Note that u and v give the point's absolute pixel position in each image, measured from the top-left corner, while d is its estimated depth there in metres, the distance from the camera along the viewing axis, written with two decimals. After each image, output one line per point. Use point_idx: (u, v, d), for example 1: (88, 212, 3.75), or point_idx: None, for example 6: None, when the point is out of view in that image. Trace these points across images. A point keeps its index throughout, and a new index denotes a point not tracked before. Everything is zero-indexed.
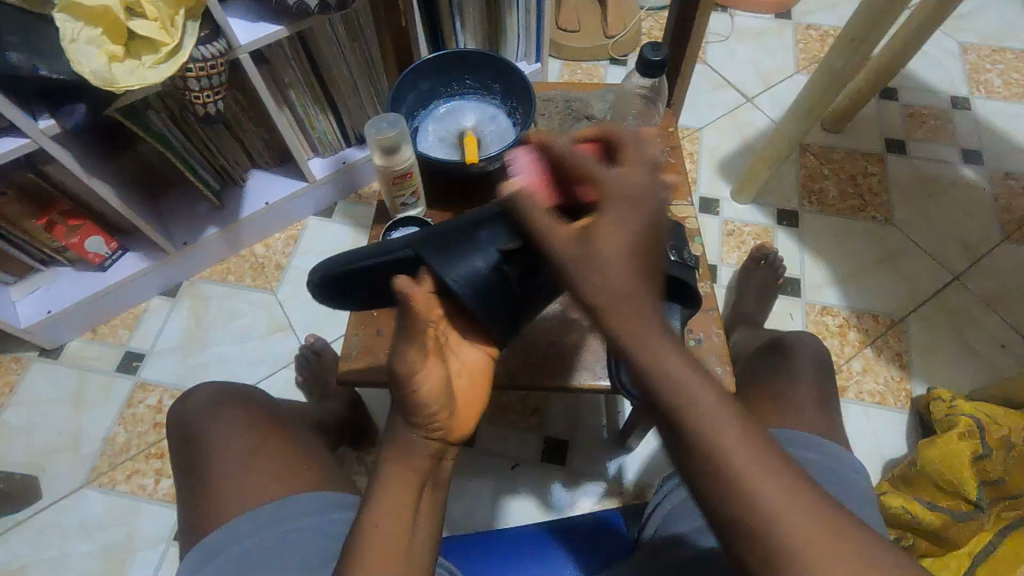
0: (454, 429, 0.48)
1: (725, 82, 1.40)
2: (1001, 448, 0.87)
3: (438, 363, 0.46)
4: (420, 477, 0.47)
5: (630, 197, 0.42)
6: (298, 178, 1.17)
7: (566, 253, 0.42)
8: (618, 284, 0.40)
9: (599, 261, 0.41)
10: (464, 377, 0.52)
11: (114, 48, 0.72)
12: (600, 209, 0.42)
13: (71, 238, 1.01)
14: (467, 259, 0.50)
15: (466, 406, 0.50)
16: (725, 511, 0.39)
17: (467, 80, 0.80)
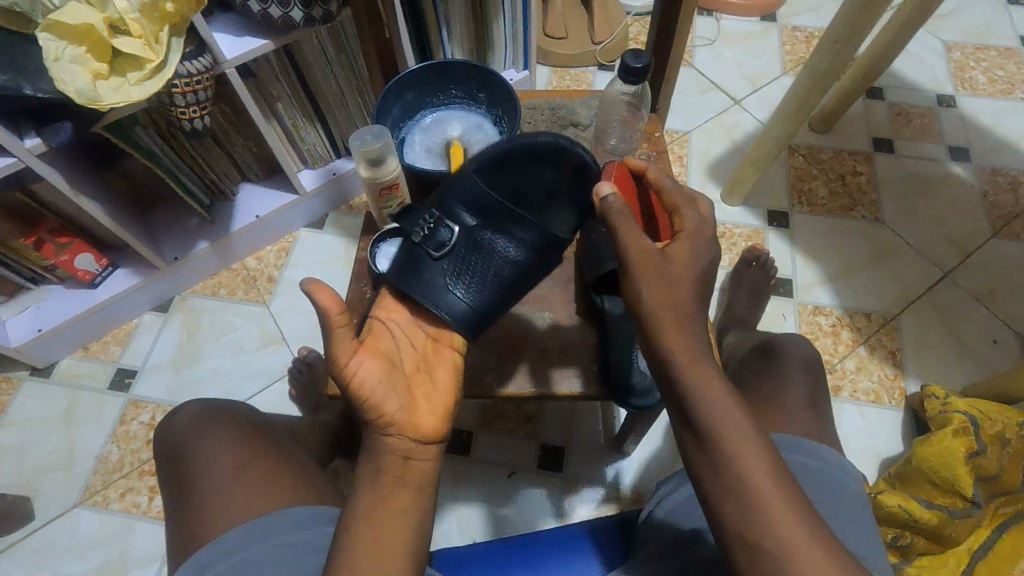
0: (417, 424, 0.50)
1: (712, 85, 1.41)
2: (996, 444, 0.87)
3: (376, 360, 0.51)
4: (394, 479, 0.48)
5: (696, 237, 0.53)
6: (288, 190, 1.17)
7: (646, 257, 0.50)
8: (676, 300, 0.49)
9: (670, 275, 0.50)
10: (424, 376, 0.54)
11: (98, 66, 0.73)
12: (676, 237, 0.53)
13: (60, 256, 1.01)
14: (425, 273, 0.56)
15: (429, 400, 0.52)
16: (744, 527, 0.43)
17: (453, 90, 0.81)
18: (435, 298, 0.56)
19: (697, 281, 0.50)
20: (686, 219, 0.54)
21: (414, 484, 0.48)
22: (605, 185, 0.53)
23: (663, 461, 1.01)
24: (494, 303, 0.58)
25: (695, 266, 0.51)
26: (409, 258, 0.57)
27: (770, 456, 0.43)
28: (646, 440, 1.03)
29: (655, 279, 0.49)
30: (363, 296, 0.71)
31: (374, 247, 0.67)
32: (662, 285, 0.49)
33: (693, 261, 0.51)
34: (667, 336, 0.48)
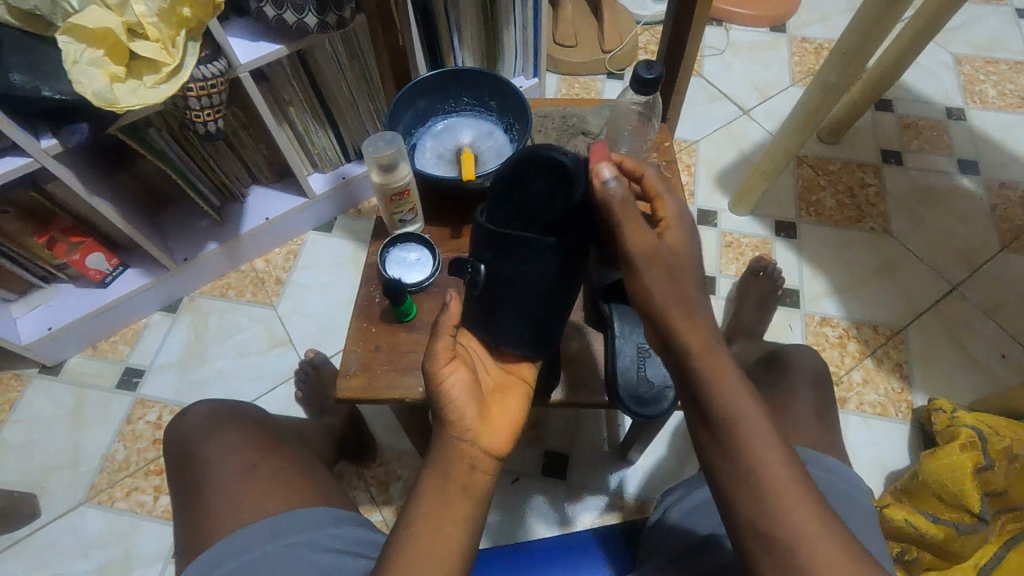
0: (489, 437, 0.50)
1: (721, 95, 1.42)
2: (1005, 460, 0.86)
3: (464, 371, 0.53)
4: (457, 484, 0.47)
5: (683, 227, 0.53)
6: (299, 194, 1.18)
7: (648, 254, 0.50)
8: (684, 299, 0.49)
9: (675, 271, 0.50)
10: (498, 398, 0.56)
11: (116, 69, 0.74)
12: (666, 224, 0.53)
13: (72, 255, 1.02)
14: (485, 319, 0.59)
15: (502, 420, 0.53)
16: (755, 526, 0.43)
17: (465, 98, 0.81)
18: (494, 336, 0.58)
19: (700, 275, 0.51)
20: (667, 206, 0.54)
21: (475, 493, 0.47)
22: (604, 165, 0.51)
23: (668, 469, 1.01)
24: (549, 328, 0.59)
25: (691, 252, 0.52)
26: (475, 310, 0.59)
27: (771, 466, 0.43)
28: (651, 448, 1.03)
29: (663, 277, 0.50)
30: (372, 299, 0.70)
31: (386, 251, 0.72)
32: (670, 286, 0.49)
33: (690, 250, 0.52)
34: (683, 330, 0.48)
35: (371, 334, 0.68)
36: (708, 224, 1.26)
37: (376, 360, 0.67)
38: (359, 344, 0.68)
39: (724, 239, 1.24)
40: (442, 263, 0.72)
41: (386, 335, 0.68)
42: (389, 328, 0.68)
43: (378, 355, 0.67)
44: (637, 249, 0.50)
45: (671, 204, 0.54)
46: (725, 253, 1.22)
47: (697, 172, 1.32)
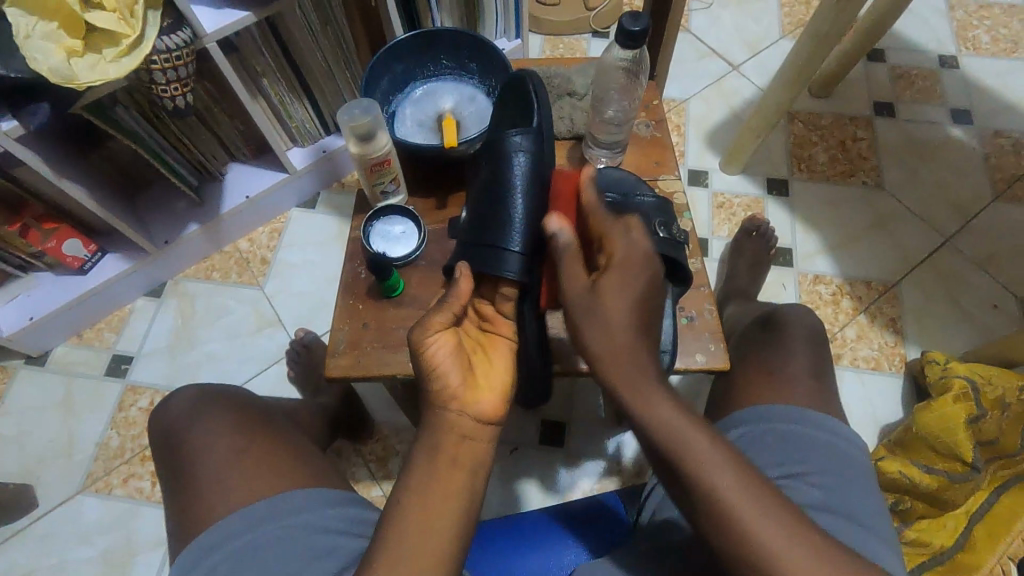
0: (476, 401, 0.49)
1: (710, 50, 1.37)
2: (997, 408, 0.88)
3: (451, 337, 0.51)
4: (447, 456, 0.47)
5: (629, 262, 0.53)
6: (278, 169, 1.15)
7: (578, 301, 0.53)
8: (619, 339, 0.50)
9: (604, 311, 0.51)
10: (482, 356, 0.53)
11: (71, 43, 0.69)
12: (609, 267, 0.53)
13: (47, 242, 0.99)
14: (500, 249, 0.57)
15: (489, 378, 0.51)
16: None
17: (442, 61, 0.77)
18: (496, 258, 0.57)
19: (640, 309, 0.51)
20: (616, 246, 0.54)
21: (466, 463, 0.47)
22: (552, 217, 0.55)
23: None
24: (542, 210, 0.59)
25: (626, 302, 0.51)
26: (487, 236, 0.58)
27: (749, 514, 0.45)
28: None
29: (591, 318, 0.51)
30: (357, 275, 0.69)
31: (369, 225, 0.70)
32: (603, 331, 0.51)
33: (631, 291, 0.51)
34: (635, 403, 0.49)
35: (359, 311, 0.67)
36: (699, 184, 1.24)
37: (365, 337, 0.65)
38: (347, 321, 0.66)
39: (716, 199, 1.22)
40: (427, 235, 0.70)
41: (374, 311, 0.66)
42: (377, 304, 0.67)
43: (366, 332, 0.66)
44: (574, 294, 0.53)
45: (619, 235, 0.55)
46: (717, 213, 1.21)
47: (687, 131, 1.29)
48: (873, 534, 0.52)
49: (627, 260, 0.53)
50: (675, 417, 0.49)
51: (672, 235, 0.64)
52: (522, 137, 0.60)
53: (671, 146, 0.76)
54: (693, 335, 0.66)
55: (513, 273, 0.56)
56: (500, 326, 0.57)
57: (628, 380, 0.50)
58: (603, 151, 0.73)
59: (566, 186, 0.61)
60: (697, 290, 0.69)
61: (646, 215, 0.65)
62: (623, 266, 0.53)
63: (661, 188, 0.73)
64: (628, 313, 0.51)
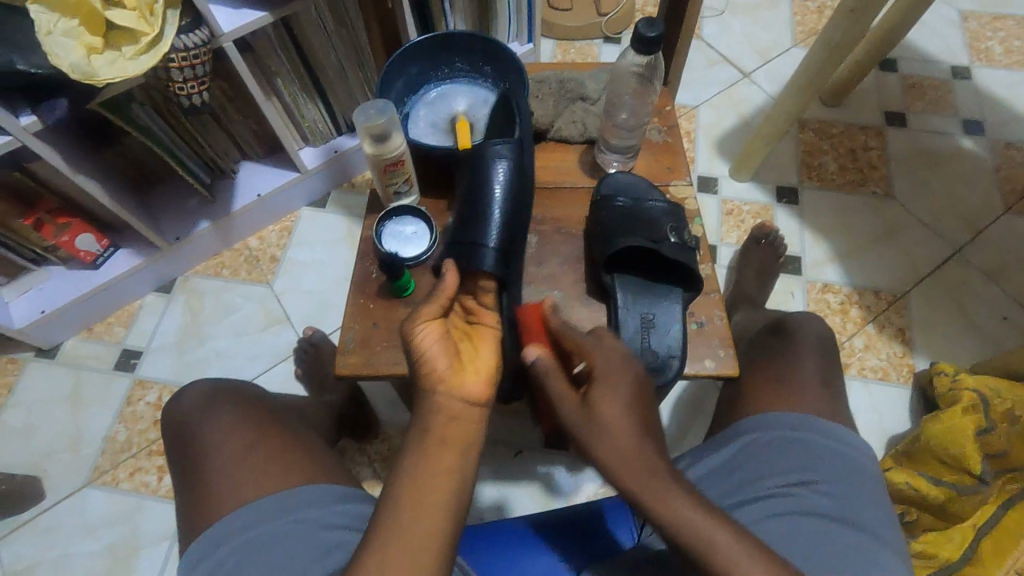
0: (463, 382, 0.49)
1: (721, 58, 1.38)
2: (1005, 421, 0.86)
3: (437, 327, 0.52)
4: (436, 438, 0.46)
5: (614, 373, 0.54)
6: (290, 168, 1.15)
7: (576, 421, 0.53)
8: (624, 446, 0.50)
9: (605, 427, 0.51)
10: (468, 345, 0.53)
11: (92, 40, 0.70)
12: (596, 380, 0.54)
13: (61, 236, 1.00)
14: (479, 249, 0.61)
15: (475, 363, 0.51)
16: None
17: (457, 63, 0.78)
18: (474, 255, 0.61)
19: (633, 415, 0.52)
20: (596, 358, 0.56)
21: (455, 443, 0.46)
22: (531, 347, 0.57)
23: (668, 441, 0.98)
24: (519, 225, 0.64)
25: (618, 405, 0.52)
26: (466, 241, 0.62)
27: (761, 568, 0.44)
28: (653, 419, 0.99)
29: (598, 434, 0.51)
30: (369, 275, 0.69)
31: (381, 224, 0.71)
32: (611, 446, 0.50)
33: (620, 395, 0.53)
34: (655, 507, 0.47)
35: (370, 310, 0.67)
36: (708, 191, 1.24)
37: (375, 336, 0.66)
38: (358, 320, 0.66)
39: (725, 206, 1.22)
40: (438, 236, 0.71)
41: (385, 311, 0.67)
42: (387, 304, 0.67)
43: (376, 330, 0.66)
44: (570, 418, 0.53)
45: (596, 343, 0.57)
46: (726, 220, 1.21)
47: (697, 138, 1.29)
48: (881, 543, 0.52)
49: (610, 366, 0.55)
50: (694, 511, 0.46)
51: (683, 241, 0.65)
52: (505, 149, 0.65)
53: (682, 151, 0.76)
54: (702, 341, 0.66)
55: (489, 266, 0.59)
56: (485, 315, 0.57)
57: (646, 485, 0.48)
58: (615, 155, 0.73)
59: (533, 318, 0.61)
60: (707, 296, 0.69)
61: (656, 220, 0.67)
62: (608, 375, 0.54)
63: (672, 194, 0.73)
64: (628, 425, 0.51)
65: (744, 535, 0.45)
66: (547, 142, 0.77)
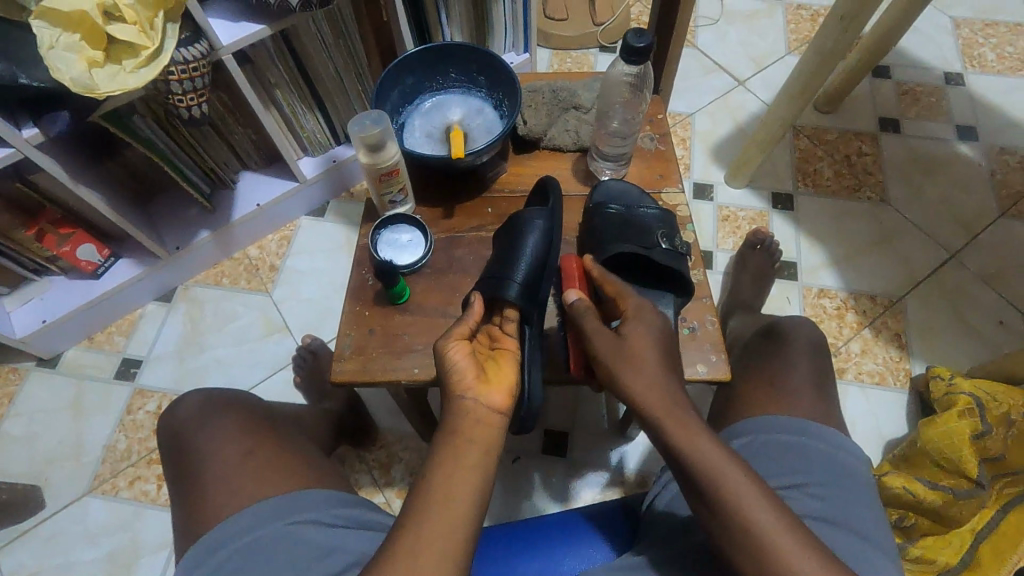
0: (489, 392, 0.52)
1: (715, 66, 1.39)
2: (1001, 425, 0.86)
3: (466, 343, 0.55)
4: (466, 437, 0.49)
5: (642, 320, 0.59)
6: (289, 178, 1.17)
7: (607, 351, 0.58)
8: (650, 380, 0.55)
9: (634, 356, 0.57)
10: (493, 362, 0.56)
11: (94, 54, 0.72)
12: (628, 321, 0.60)
13: (62, 247, 1.01)
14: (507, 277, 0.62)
15: (501, 376, 0.54)
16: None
17: (452, 74, 0.79)
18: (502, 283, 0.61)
19: (660, 356, 0.57)
20: (629, 302, 0.61)
21: (483, 442, 0.49)
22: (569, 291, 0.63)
23: None
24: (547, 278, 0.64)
25: (651, 339, 0.58)
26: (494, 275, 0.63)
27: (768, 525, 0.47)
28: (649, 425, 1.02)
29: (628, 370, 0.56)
30: (365, 282, 0.70)
31: (377, 233, 0.72)
32: (642, 378, 0.56)
33: (652, 330, 0.59)
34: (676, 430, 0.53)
35: (366, 317, 0.68)
36: (704, 197, 1.25)
37: (371, 343, 0.66)
38: (354, 328, 0.67)
39: (721, 212, 1.23)
40: (433, 244, 0.71)
41: (380, 318, 0.67)
42: (383, 311, 0.68)
43: (372, 337, 0.67)
44: (602, 349, 0.58)
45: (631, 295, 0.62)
46: (722, 226, 1.21)
47: (692, 145, 1.30)
48: (872, 546, 0.52)
49: (637, 304, 0.60)
50: (716, 451, 0.51)
51: (675, 247, 0.66)
52: (537, 215, 0.67)
53: (675, 159, 0.77)
54: (695, 346, 0.66)
55: (514, 293, 0.60)
56: (509, 340, 0.60)
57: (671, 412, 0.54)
58: (608, 163, 0.74)
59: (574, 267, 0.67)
60: (700, 302, 0.69)
61: (648, 227, 0.67)
62: (640, 311, 0.60)
63: (664, 201, 0.74)
64: (655, 365, 0.56)
65: (755, 487, 0.49)
66: (541, 150, 0.78)
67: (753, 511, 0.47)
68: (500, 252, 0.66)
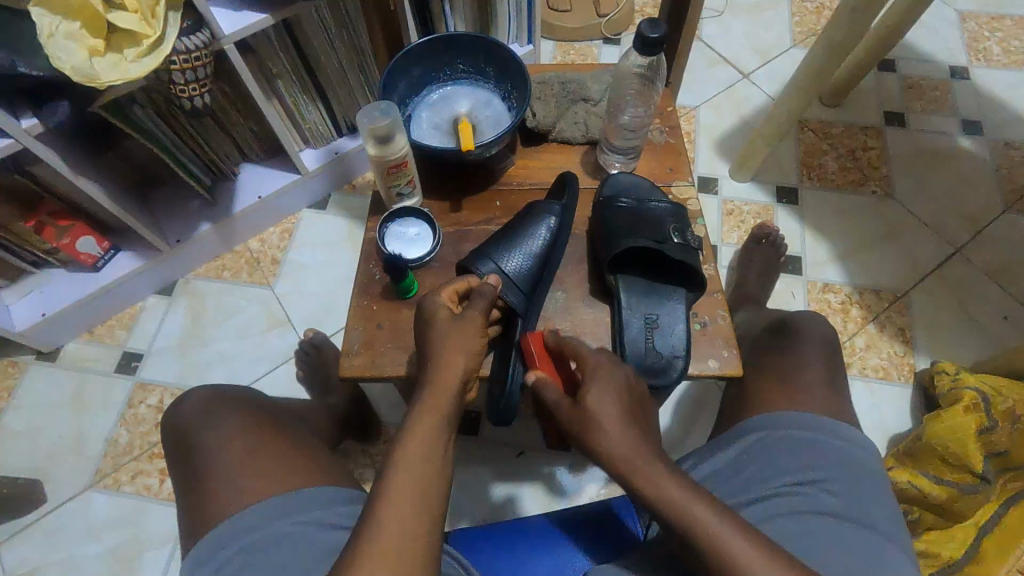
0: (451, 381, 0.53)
1: (720, 58, 1.38)
2: (1008, 420, 0.86)
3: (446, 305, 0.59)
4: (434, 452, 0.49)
5: (604, 375, 0.55)
6: (291, 170, 1.15)
7: (574, 425, 0.54)
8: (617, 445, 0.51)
9: (598, 423, 0.52)
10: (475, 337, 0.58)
11: (95, 42, 0.70)
12: (588, 380, 0.55)
13: (62, 239, 0.99)
14: (488, 259, 0.65)
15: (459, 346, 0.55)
16: None
17: (459, 65, 0.78)
18: (483, 264, 0.65)
19: (619, 410, 0.53)
20: (589, 360, 0.57)
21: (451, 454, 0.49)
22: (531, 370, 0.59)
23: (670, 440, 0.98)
24: (543, 269, 0.66)
25: (609, 398, 0.53)
26: (478, 256, 0.66)
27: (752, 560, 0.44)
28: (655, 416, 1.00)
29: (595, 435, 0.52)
30: (372, 277, 0.69)
31: (384, 226, 0.70)
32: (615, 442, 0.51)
33: (614, 393, 0.54)
34: (643, 480, 0.49)
35: (374, 312, 0.67)
36: (709, 191, 1.24)
37: (379, 338, 0.66)
38: (362, 322, 0.67)
39: (726, 206, 1.22)
40: (441, 237, 0.71)
41: (389, 313, 0.67)
42: (392, 305, 0.67)
43: (380, 332, 0.66)
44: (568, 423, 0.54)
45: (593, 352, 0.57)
46: (727, 220, 1.21)
47: (697, 138, 1.30)
48: (889, 542, 0.52)
49: (606, 363, 0.56)
50: (691, 493, 0.48)
51: (687, 241, 0.65)
52: (549, 211, 0.68)
53: (685, 152, 0.76)
54: (706, 341, 0.66)
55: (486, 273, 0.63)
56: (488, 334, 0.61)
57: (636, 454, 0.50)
58: (617, 156, 0.73)
59: (537, 345, 0.62)
60: (712, 296, 0.69)
61: (660, 219, 0.67)
62: (601, 371, 0.56)
63: (675, 194, 0.73)
64: (618, 426, 0.52)
65: (735, 525, 0.46)
66: (550, 142, 0.77)
67: (734, 544, 0.45)
68: (502, 234, 0.67)
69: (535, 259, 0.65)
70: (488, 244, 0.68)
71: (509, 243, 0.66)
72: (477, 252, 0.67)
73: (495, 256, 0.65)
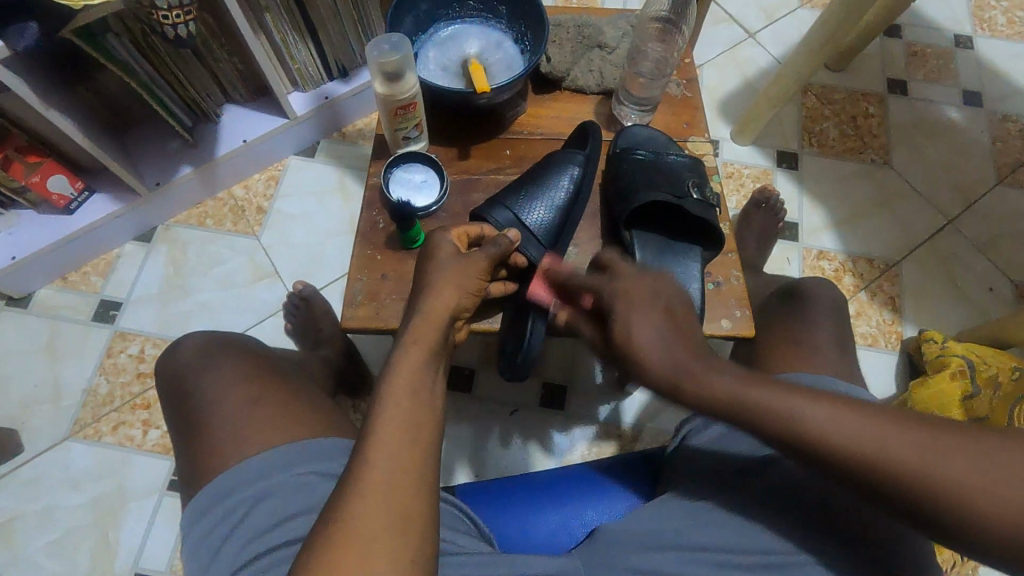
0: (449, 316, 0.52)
1: (726, 16, 1.34)
2: (989, 387, 0.89)
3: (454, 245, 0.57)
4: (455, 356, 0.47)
5: (622, 289, 0.53)
6: (279, 114, 1.09)
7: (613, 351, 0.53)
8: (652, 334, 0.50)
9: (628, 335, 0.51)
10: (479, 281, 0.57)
11: None
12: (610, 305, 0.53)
13: (31, 177, 0.93)
14: (506, 209, 0.63)
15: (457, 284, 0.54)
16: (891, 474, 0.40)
17: (470, 1, 0.73)
18: (501, 214, 0.63)
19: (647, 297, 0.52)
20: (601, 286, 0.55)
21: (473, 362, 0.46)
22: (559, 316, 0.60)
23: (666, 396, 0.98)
24: (566, 223, 0.65)
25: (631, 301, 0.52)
26: (496, 204, 0.64)
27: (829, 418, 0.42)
28: None
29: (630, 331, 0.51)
30: (375, 225, 0.66)
31: (389, 171, 0.67)
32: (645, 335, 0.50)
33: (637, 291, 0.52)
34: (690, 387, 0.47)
35: (377, 262, 0.64)
36: None
37: (383, 289, 0.63)
38: (365, 272, 0.64)
39: (725, 169, 1.21)
40: (449, 187, 0.68)
41: (393, 264, 0.64)
42: (396, 256, 0.65)
43: (385, 283, 0.64)
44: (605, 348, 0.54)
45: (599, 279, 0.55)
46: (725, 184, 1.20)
47: None
48: None
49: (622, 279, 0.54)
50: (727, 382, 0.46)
51: (706, 198, 0.65)
52: (571, 161, 0.66)
53: (701, 107, 0.74)
54: (719, 301, 0.65)
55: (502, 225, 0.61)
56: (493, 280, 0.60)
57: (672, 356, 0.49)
58: (633, 107, 0.71)
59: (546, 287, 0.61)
60: (725, 256, 0.67)
61: (676, 174, 0.66)
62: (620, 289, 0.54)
63: (691, 150, 0.71)
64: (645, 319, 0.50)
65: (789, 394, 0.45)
66: (562, 91, 0.74)
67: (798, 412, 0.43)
68: (522, 182, 0.66)
69: (557, 212, 0.63)
70: (506, 191, 0.66)
71: (529, 193, 0.64)
72: (495, 198, 0.65)
73: (514, 206, 0.64)
